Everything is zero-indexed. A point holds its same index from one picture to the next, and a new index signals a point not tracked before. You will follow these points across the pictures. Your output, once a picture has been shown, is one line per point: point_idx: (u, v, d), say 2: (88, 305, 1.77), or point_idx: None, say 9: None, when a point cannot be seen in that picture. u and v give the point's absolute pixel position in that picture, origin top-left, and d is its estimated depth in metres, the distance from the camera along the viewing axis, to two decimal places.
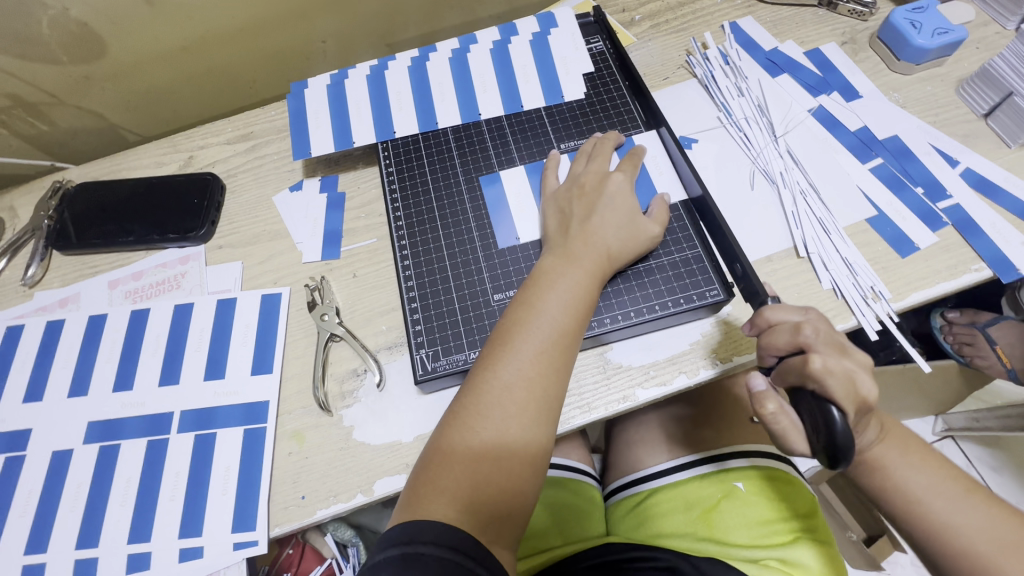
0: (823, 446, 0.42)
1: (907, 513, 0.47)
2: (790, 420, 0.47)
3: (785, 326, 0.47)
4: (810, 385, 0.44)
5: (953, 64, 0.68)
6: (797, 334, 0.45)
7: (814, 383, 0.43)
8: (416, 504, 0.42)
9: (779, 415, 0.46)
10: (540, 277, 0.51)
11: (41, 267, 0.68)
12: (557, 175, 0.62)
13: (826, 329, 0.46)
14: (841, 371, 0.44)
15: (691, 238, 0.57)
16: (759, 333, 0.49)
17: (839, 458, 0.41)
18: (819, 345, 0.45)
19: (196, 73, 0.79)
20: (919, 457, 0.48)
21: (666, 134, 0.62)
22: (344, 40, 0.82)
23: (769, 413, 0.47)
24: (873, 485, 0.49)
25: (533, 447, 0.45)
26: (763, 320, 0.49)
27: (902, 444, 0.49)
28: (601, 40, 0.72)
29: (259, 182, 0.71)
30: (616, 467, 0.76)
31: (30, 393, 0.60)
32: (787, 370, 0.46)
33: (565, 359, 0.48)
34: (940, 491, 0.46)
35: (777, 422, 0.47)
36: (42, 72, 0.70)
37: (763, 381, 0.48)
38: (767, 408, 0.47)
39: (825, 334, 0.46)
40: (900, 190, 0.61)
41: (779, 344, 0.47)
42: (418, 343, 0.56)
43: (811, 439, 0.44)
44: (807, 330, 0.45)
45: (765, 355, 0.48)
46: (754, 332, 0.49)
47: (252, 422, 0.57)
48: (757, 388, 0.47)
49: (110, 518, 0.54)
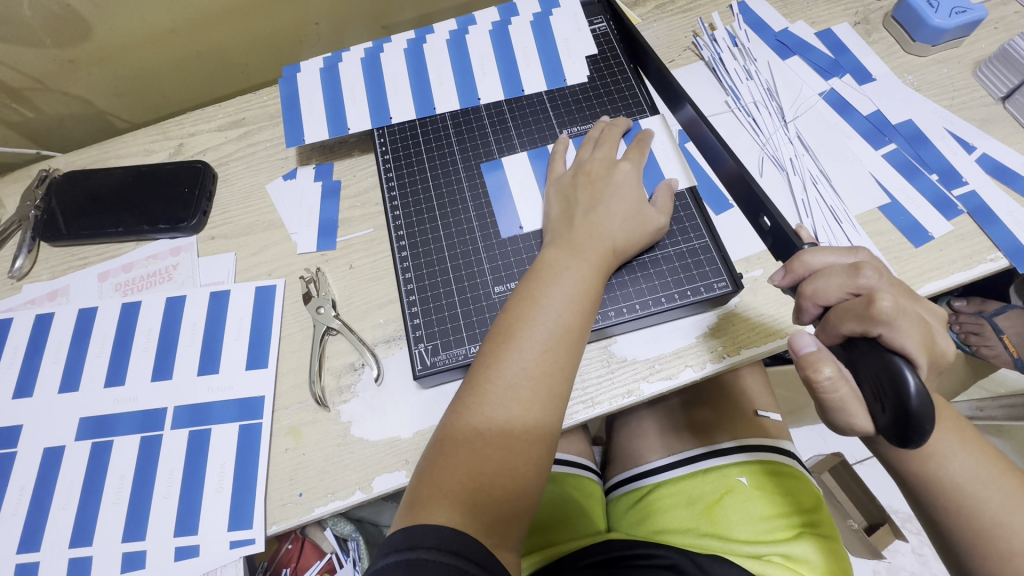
0: (894, 414, 0.35)
1: (942, 513, 0.44)
2: (850, 388, 0.38)
3: (838, 268, 0.41)
4: (876, 330, 0.37)
5: (970, 45, 0.66)
6: (855, 274, 0.40)
7: (882, 326, 0.37)
8: (418, 507, 0.41)
9: (837, 380, 0.37)
10: (542, 271, 0.50)
11: (29, 259, 0.66)
12: (566, 160, 0.60)
13: (889, 272, 0.40)
14: (911, 314, 0.37)
15: (699, 227, 0.56)
16: (797, 280, 0.44)
17: (915, 428, 0.34)
18: (883, 287, 0.39)
19: (185, 57, 0.76)
20: (976, 445, 0.44)
21: (689, 112, 0.58)
22: (337, 22, 0.79)
23: (823, 379, 0.38)
24: (923, 474, 0.44)
25: (537, 446, 0.43)
26: (803, 266, 0.44)
27: (958, 429, 0.45)
28: (605, 20, 0.70)
29: (252, 170, 0.69)
30: (618, 460, 0.75)
31: (20, 389, 0.59)
32: (843, 317, 0.39)
33: (570, 357, 0.46)
34: (984, 491, 0.43)
35: (834, 390, 0.38)
36: (24, 56, 0.67)
37: (813, 342, 0.39)
38: (822, 370, 0.38)
39: (888, 275, 0.40)
40: (914, 176, 0.59)
41: (832, 288, 0.40)
42: (417, 337, 0.54)
43: (881, 408, 0.36)
44: (867, 271, 0.39)
45: (811, 305, 0.42)
46: (790, 280, 0.45)
47: (247, 418, 0.55)
48: (807, 348, 0.39)
49: (104, 517, 0.53)
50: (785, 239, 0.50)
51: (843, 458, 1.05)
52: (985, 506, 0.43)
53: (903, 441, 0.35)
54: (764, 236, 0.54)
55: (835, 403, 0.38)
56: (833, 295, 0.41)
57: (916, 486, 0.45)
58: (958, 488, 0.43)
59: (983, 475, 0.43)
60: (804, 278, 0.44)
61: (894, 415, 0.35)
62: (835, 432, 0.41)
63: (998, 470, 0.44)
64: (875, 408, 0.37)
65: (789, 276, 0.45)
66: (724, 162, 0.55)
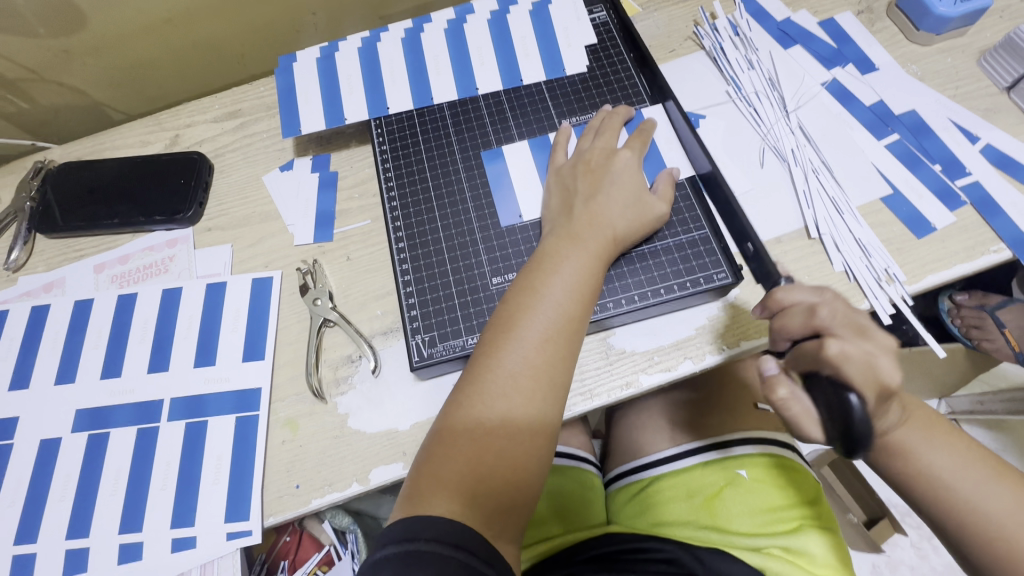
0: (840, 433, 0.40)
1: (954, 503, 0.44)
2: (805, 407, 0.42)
3: (799, 308, 0.45)
4: (824, 368, 0.41)
5: (975, 34, 0.65)
6: (811, 315, 0.44)
7: (831, 367, 0.41)
8: (418, 497, 0.41)
9: (791, 401, 0.42)
10: (542, 260, 0.49)
11: (25, 250, 0.65)
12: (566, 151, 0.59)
13: (845, 312, 0.43)
14: (863, 356, 0.41)
15: (699, 218, 0.55)
16: (771, 315, 0.47)
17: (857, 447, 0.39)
18: (835, 326, 0.43)
19: (180, 47, 0.75)
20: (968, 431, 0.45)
21: (675, 110, 0.59)
22: (334, 12, 0.78)
23: (779, 399, 0.43)
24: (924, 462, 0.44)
25: (537, 437, 0.43)
26: (775, 302, 0.47)
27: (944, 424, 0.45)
28: (605, 10, 0.69)
29: (249, 161, 0.69)
30: (617, 453, 0.75)
31: (16, 380, 0.59)
32: (800, 356, 0.43)
33: (571, 347, 0.46)
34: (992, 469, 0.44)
35: (789, 408, 0.43)
36: (19, 46, 0.67)
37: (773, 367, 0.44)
38: (776, 392, 0.43)
39: (843, 315, 0.43)
40: (917, 167, 0.59)
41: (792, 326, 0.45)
42: (414, 328, 0.54)
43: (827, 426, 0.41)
44: (822, 311, 0.43)
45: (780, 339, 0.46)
46: (765, 315, 0.48)
47: (244, 410, 0.55)
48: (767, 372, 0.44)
49: (101, 509, 0.53)
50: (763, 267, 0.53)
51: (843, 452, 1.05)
52: (994, 491, 0.42)
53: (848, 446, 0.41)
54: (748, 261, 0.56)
55: (791, 419, 0.43)
56: (795, 331, 0.45)
57: (918, 483, 0.44)
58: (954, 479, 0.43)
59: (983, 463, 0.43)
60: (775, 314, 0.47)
61: (840, 430, 0.40)
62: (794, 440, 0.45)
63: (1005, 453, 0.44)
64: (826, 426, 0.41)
65: (764, 312, 0.49)
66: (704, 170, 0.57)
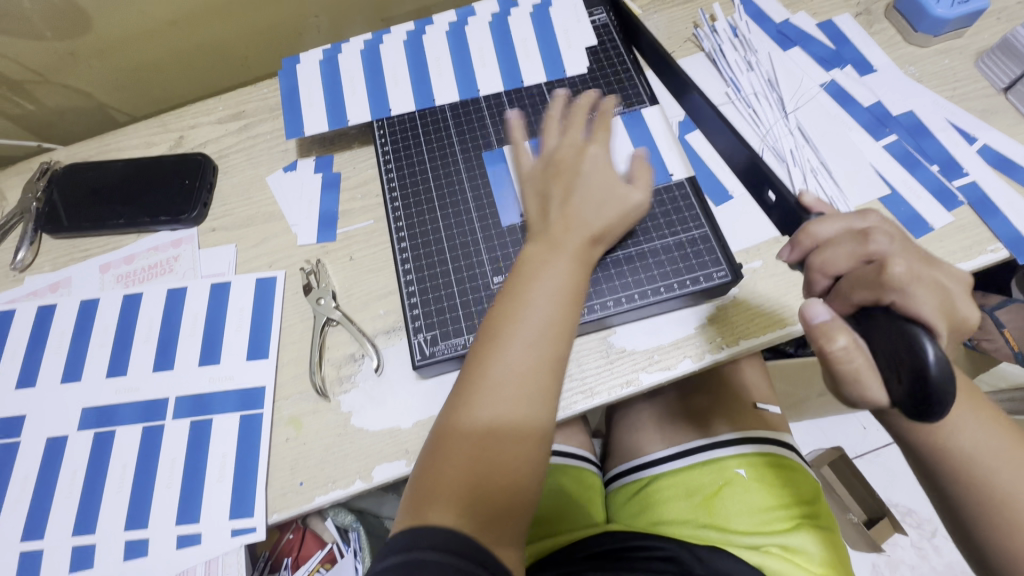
0: (909, 387, 0.34)
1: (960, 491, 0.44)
2: (865, 358, 0.37)
3: (846, 238, 0.43)
4: (888, 296, 0.39)
5: (973, 36, 0.66)
6: (864, 243, 0.42)
7: (895, 293, 0.39)
8: (415, 508, 0.41)
9: (852, 350, 0.37)
10: (523, 268, 0.49)
11: (31, 251, 0.66)
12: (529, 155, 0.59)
13: (899, 239, 0.42)
14: (921, 279, 0.40)
15: (698, 218, 0.56)
16: (807, 253, 0.45)
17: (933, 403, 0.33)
18: (893, 252, 0.41)
19: (184, 49, 0.76)
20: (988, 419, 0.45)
21: (700, 100, 0.59)
22: (336, 14, 0.79)
23: (837, 348, 0.37)
24: (933, 450, 0.45)
25: (529, 444, 0.43)
26: (810, 237, 0.45)
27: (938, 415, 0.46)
28: (605, 11, 0.70)
29: (252, 163, 0.69)
30: (618, 451, 0.75)
31: (23, 379, 0.59)
32: (855, 286, 0.41)
33: (557, 353, 0.46)
34: (1008, 458, 0.43)
35: (848, 359, 0.37)
36: (25, 48, 0.68)
37: (825, 311, 0.39)
38: (837, 340, 0.37)
39: (898, 241, 0.42)
40: (914, 168, 0.59)
41: (842, 257, 0.42)
42: (417, 327, 0.55)
43: (891, 382, 0.36)
44: (876, 237, 0.42)
45: (820, 276, 0.44)
46: (800, 253, 0.46)
47: (248, 408, 0.56)
48: (820, 315, 0.38)
49: (107, 505, 0.53)
50: (791, 213, 0.52)
51: (843, 452, 1.05)
52: (1000, 483, 0.43)
53: (920, 413, 0.34)
54: (769, 211, 0.57)
55: (849, 373, 0.37)
56: (843, 264, 0.42)
57: (938, 462, 0.45)
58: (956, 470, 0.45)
59: (991, 456, 0.43)
60: (811, 251, 0.45)
61: (910, 386, 0.34)
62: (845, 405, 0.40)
63: (1009, 445, 0.44)
64: (891, 380, 0.36)
65: (797, 250, 0.46)
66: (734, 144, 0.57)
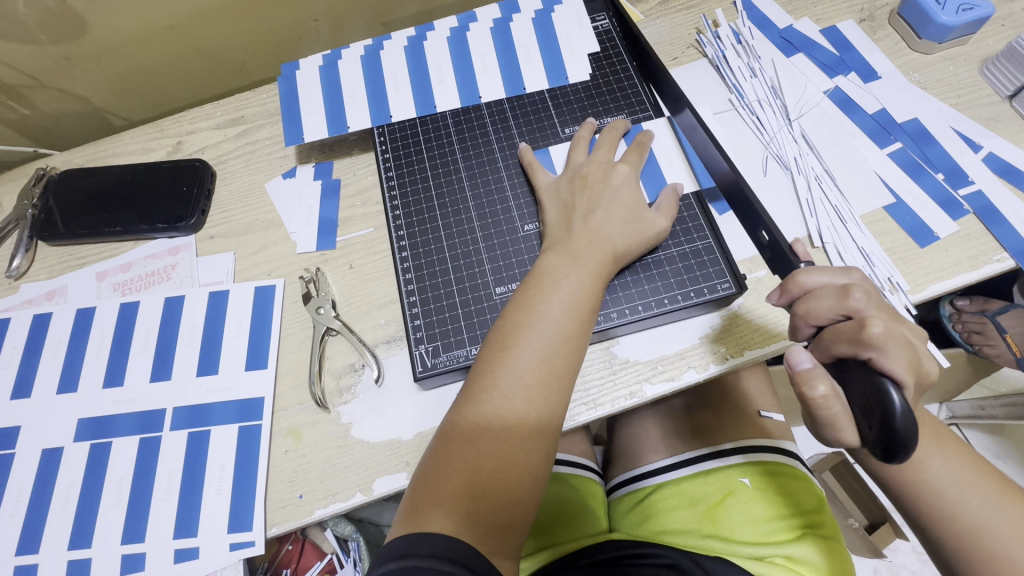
0: (879, 433, 0.35)
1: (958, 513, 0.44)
2: (843, 405, 0.38)
3: (829, 290, 0.41)
4: (866, 353, 0.38)
5: (977, 43, 0.65)
6: (845, 297, 0.40)
7: (872, 349, 0.37)
8: (417, 512, 0.41)
9: (831, 399, 0.38)
10: (541, 278, 0.49)
11: (26, 258, 0.65)
12: (546, 171, 0.59)
13: (877, 297, 0.41)
14: (900, 339, 0.38)
15: (702, 228, 0.55)
16: (792, 300, 0.45)
17: (898, 450, 0.34)
18: (871, 310, 0.40)
19: (182, 54, 0.75)
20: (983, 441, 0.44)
21: (690, 117, 0.56)
22: (336, 19, 0.78)
23: (818, 397, 0.38)
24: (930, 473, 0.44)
25: (533, 456, 0.43)
26: (798, 285, 0.44)
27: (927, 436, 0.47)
28: (607, 18, 0.69)
29: (252, 169, 0.69)
30: (620, 460, 0.74)
31: (18, 389, 0.58)
32: (836, 338, 0.40)
33: (568, 366, 0.45)
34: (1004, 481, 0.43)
35: (828, 407, 0.38)
36: (21, 53, 0.67)
37: (808, 360, 0.39)
38: (818, 388, 0.38)
39: (875, 298, 0.41)
40: (919, 175, 0.59)
41: (822, 309, 0.41)
42: (418, 338, 0.54)
43: (863, 426, 0.37)
44: (858, 293, 0.40)
45: (803, 324, 0.43)
46: (785, 299, 0.45)
47: (247, 419, 0.55)
48: (802, 364, 0.39)
49: (103, 518, 0.52)
50: (782, 256, 0.49)
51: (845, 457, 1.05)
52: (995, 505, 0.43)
53: (887, 458, 0.35)
54: (763, 250, 0.53)
55: (827, 418, 0.38)
56: (823, 316, 0.41)
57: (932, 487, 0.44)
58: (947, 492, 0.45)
59: None
60: (798, 298, 0.44)
61: (879, 432, 0.35)
62: (823, 443, 0.41)
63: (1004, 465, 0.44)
64: (863, 424, 0.37)
65: (784, 295, 0.45)
66: (720, 169, 0.54)
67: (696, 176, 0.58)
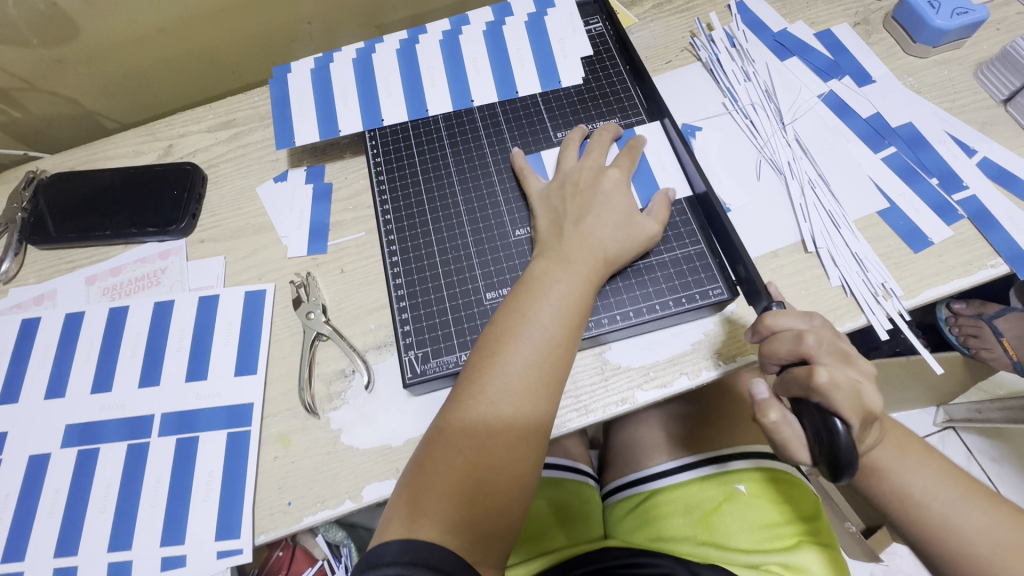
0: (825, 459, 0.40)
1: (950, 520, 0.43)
2: (793, 430, 0.44)
3: (785, 333, 0.44)
4: (814, 397, 0.41)
5: (972, 47, 0.65)
6: (798, 343, 0.43)
7: (820, 394, 0.41)
8: (403, 520, 0.40)
9: (782, 424, 0.44)
10: (531, 283, 0.48)
11: (15, 262, 0.65)
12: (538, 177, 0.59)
13: (830, 339, 0.44)
14: (848, 383, 0.41)
15: (694, 233, 0.55)
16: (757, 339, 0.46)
17: (840, 473, 0.40)
18: (822, 354, 0.43)
19: (174, 56, 0.75)
20: None
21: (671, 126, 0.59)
22: (329, 21, 0.78)
23: (770, 422, 0.44)
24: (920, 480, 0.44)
25: (520, 465, 0.42)
26: (762, 327, 0.46)
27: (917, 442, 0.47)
28: (601, 21, 0.69)
29: (243, 173, 0.68)
30: (614, 465, 0.74)
31: (5, 395, 0.58)
32: (791, 381, 0.44)
33: (557, 372, 0.45)
34: None
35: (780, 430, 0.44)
36: (10, 56, 0.66)
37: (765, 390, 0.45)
38: (769, 416, 0.44)
39: (828, 343, 0.43)
40: (913, 180, 0.58)
41: (778, 352, 0.44)
42: (407, 344, 0.53)
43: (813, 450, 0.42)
44: (808, 339, 0.43)
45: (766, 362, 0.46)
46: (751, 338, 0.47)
47: (236, 425, 0.55)
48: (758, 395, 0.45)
49: (90, 526, 0.52)
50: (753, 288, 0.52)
51: None
52: None
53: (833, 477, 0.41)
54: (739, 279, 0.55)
55: (781, 441, 0.45)
56: (780, 357, 0.44)
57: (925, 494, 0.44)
58: (931, 497, 0.46)
59: None
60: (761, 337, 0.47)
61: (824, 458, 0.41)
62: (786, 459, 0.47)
63: None
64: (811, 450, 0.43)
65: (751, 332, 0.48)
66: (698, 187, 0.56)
67: (688, 180, 0.57)
